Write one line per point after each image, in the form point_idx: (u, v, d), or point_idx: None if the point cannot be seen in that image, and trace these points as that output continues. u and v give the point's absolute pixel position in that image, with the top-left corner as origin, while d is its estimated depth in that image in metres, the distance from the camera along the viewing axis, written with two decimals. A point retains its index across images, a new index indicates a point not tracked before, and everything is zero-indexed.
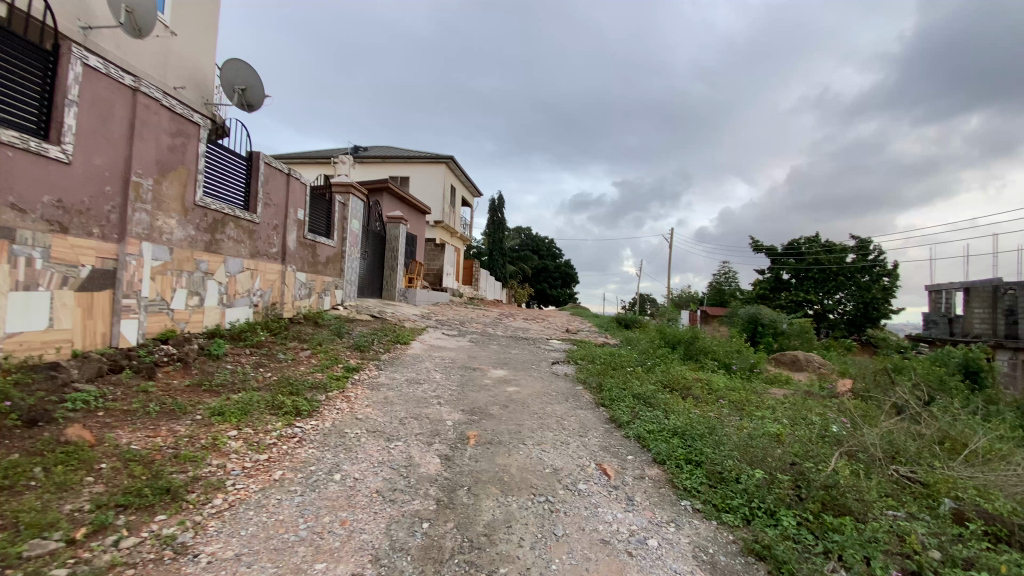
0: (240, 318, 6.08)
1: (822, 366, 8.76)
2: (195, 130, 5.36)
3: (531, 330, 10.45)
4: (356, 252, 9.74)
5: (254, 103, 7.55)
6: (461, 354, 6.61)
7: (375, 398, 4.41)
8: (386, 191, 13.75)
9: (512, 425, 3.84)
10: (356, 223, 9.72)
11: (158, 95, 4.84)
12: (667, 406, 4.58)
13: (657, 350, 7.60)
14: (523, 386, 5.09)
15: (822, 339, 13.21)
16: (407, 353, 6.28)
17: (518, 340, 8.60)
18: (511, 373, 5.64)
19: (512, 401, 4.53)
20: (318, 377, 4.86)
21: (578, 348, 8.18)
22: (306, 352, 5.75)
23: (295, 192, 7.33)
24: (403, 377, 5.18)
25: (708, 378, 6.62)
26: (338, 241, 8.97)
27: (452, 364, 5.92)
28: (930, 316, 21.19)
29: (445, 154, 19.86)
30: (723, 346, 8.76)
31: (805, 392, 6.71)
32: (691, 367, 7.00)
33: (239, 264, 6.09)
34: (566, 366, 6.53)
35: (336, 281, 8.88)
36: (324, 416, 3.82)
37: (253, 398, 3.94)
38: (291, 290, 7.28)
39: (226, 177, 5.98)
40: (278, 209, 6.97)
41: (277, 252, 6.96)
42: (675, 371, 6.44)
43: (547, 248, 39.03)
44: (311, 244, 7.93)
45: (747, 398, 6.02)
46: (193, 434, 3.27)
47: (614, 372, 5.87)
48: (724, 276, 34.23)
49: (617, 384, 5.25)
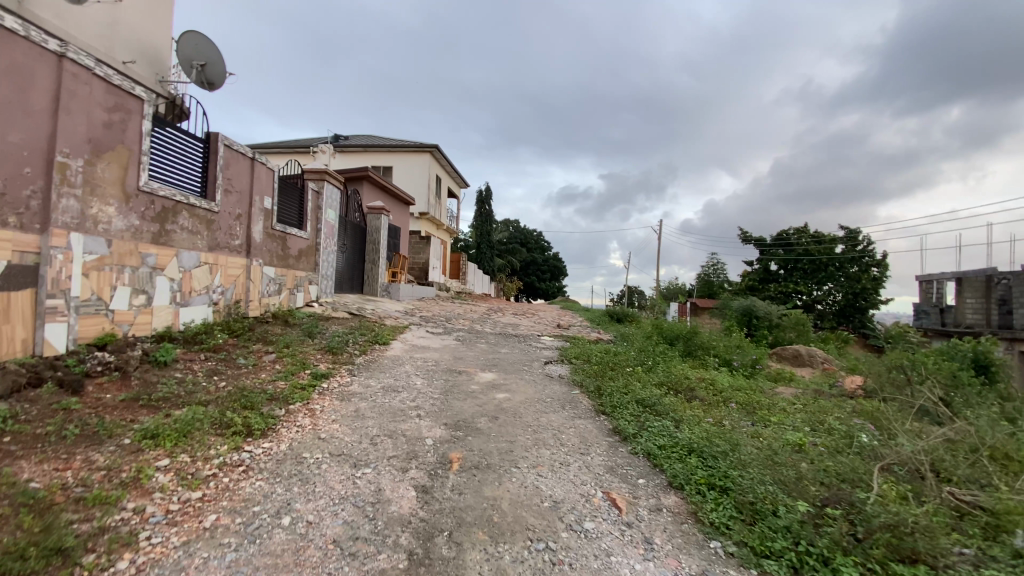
0: (197, 318, 5.44)
1: (826, 362, 8.35)
2: (138, 105, 4.68)
3: (521, 326, 9.91)
4: (332, 245, 9.13)
5: (215, 81, 6.86)
6: (445, 356, 6.04)
7: (344, 411, 3.84)
8: (366, 180, 13.06)
9: (503, 442, 3.30)
10: (332, 213, 9.08)
11: (90, 63, 4.15)
12: (676, 414, 4.07)
13: (656, 347, 7.10)
14: (513, 392, 4.56)
15: (819, 332, 12.85)
16: (385, 355, 5.71)
17: (507, 338, 8.05)
18: (500, 376, 5.09)
19: (501, 410, 3.99)
20: (280, 386, 4.27)
21: (571, 346, 7.65)
22: (270, 356, 5.16)
23: (260, 178, 6.67)
24: (379, 384, 4.60)
25: (713, 378, 6.13)
26: (311, 233, 8.33)
27: (435, 367, 5.38)
28: (920, 307, 21.09)
29: (430, 144, 19.15)
30: (723, 341, 8.30)
31: (815, 392, 6.27)
32: (694, 366, 6.51)
33: (194, 258, 5.44)
34: (560, 367, 6.01)
35: (310, 276, 8.24)
36: (280, 437, 3.24)
37: (196, 416, 3.35)
38: (257, 286, 6.64)
39: (178, 159, 5.32)
40: (242, 197, 6.33)
41: (241, 244, 6.32)
42: (678, 371, 5.94)
43: (536, 240, 38.47)
44: (280, 236, 7.30)
45: (756, 399, 5.55)
46: (113, 465, 2.68)
47: (612, 374, 5.35)
48: (712, 268, 34.00)
49: (618, 388, 4.72)
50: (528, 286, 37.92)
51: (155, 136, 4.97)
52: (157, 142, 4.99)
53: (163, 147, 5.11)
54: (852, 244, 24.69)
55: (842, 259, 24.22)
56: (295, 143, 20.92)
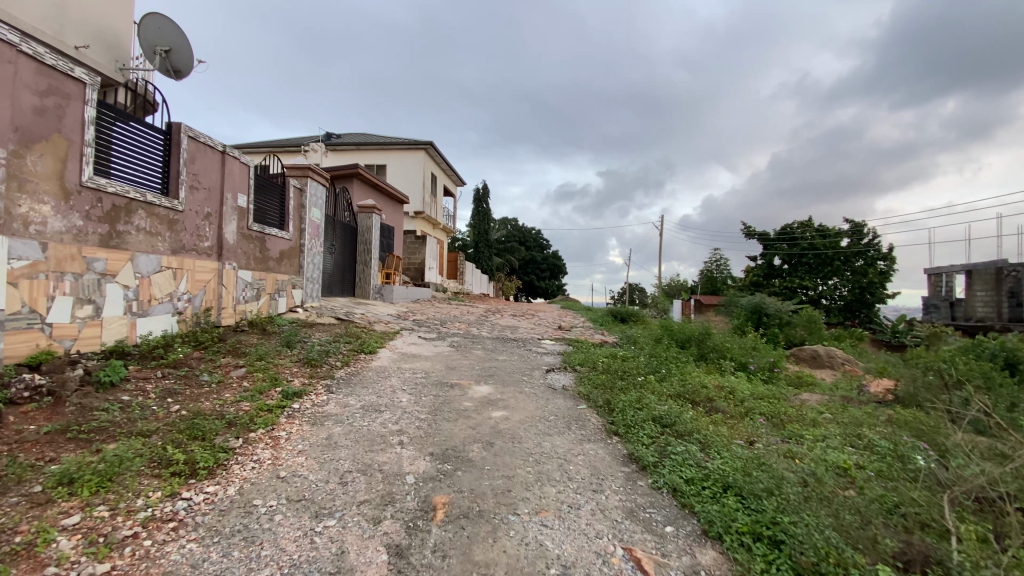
0: (158, 329, 4.89)
1: (848, 363, 7.81)
2: (77, 89, 4.12)
3: (521, 328, 9.35)
4: (319, 246, 8.56)
5: (182, 69, 6.32)
6: (437, 365, 5.49)
7: (314, 439, 3.29)
8: (357, 178, 12.48)
9: (499, 479, 2.75)
10: (318, 212, 8.52)
11: (15, 39, 3.59)
12: (701, 434, 3.52)
13: (667, 351, 6.55)
14: (512, 409, 4.01)
15: (832, 329, 12.23)
16: (370, 367, 5.16)
17: (505, 343, 7.50)
18: (498, 390, 4.54)
19: (499, 434, 3.43)
20: (244, 408, 3.72)
21: (575, 351, 7.10)
22: (238, 371, 4.61)
23: (232, 173, 6.11)
24: (360, 402, 4.05)
25: (732, 386, 5.58)
26: (295, 233, 7.77)
27: (425, 378, 4.84)
28: (929, 301, 20.55)
29: (424, 141, 18.58)
30: (736, 343, 7.75)
31: (843, 400, 5.72)
32: (709, 372, 5.96)
33: (154, 262, 4.88)
34: (564, 376, 5.46)
35: (294, 279, 7.69)
36: (229, 477, 2.69)
37: (130, 453, 2.80)
38: (231, 291, 6.08)
39: (132, 151, 4.75)
40: (211, 194, 5.76)
41: (211, 246, 5.76)
42: (694, 379, 5.39)
43: (535, 239, 37.90)
44: (258, 237, 6.73)
45: (782, 410, 5.01)
46: (6, 525, 2.13)
47: (622, 385, 4.81)
48: (715, 264, 33.43)
49: (631, 402, 4.18)
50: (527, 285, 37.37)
51: (105, 123, 4.42)
52: (107, 130, 4.44)
53: (115, 137, 4.57)
54: (857, 238, 24.20)
55: (847, 252, 24.00)
56: (285, 143, 20.33)
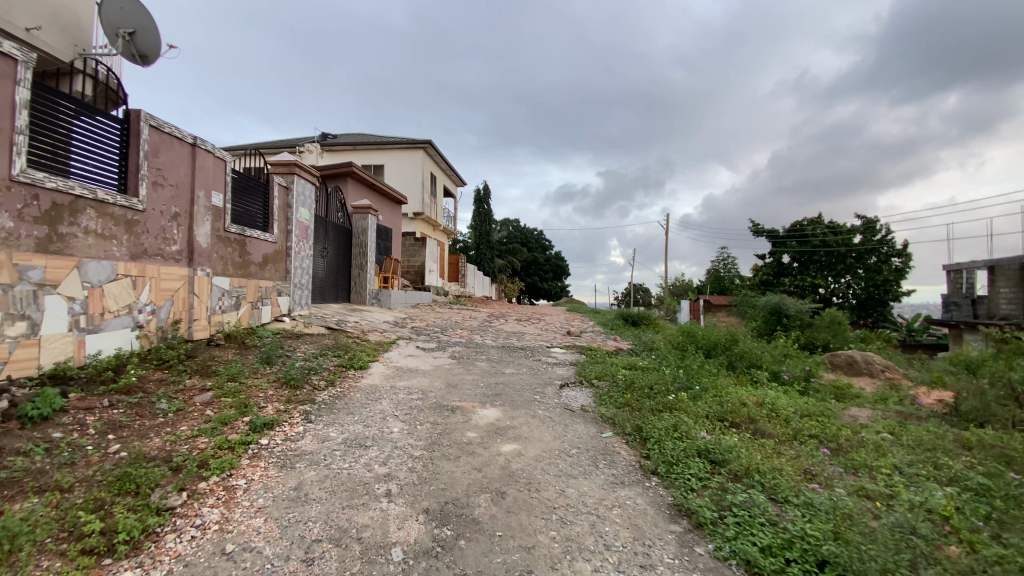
0: (113, 347, 4.24)
1: (887, 370, 7.12)
2: (10, 67, 3.50)
3: (528, 335, 8.68)
4: (309, 249, 7.91)
5: (148, 53, 5.68)
6: (437, 383, 4.82)
7: (281, 490, 2.62)
8: (351, 177, 11.83)
9: (516, 553, 2.08)
10: (307, 213, 7.87)
11: None
12: (761, 476, 2.84)
13: (695, 360, 5.88)
14: (526, 441, 3.33)
15: (857, 330, 11.54)
16: (358, 387, 4.48)
17: (512, 352, 6.83)
18: (507, 414, 3.86)
19: (511, 479, 2.76)
20: (199, 448, 3.06)
21: (588, 361, 6.43)
22: (204, 396, 3.96)
23: (204, 168, 5.46)
24: (343, 434, 3.39)
25: (774, 403, 4.89)
26: (280, 235, 7.12)
27: (422, 400, 4.16)
28: (949, 300, 19.79)
29: (421, 140, 17.90)
30: (766, 350, 7.06)
31: (900, 418, 5.02)
32: (745, 386, 5.29)
33: (108, 269, 4.22)
34: (581, 394, 4.79)
35: (280, 286, 7.03)
36: (157, 559, 2.04)
37: (33, 520, 2.15)
38: (205, 300, 5.41)
39: (88, 146, 4.17)
40: (179, 192, 5.11)
41: (181, 251, 5.11)
42: (730, 396, 4.72)
43: (537, 239, 37.25)
44: (236, 239, 6.07)
45: (836, 431, 4.33)
46: None
47: (651, 406, 4.13)
48: (722, 263, 32.74)
49: (667, 429, 3.50)
50: (531, 286, 36.75)
51: (50, 108, 3.84)
52: (50, 117, 3.85)
53: (63, 124, 3.98)
54: (870, 234, 23.44)
55: (860, 249, 23.23)
56: (280, 144, 19.72)
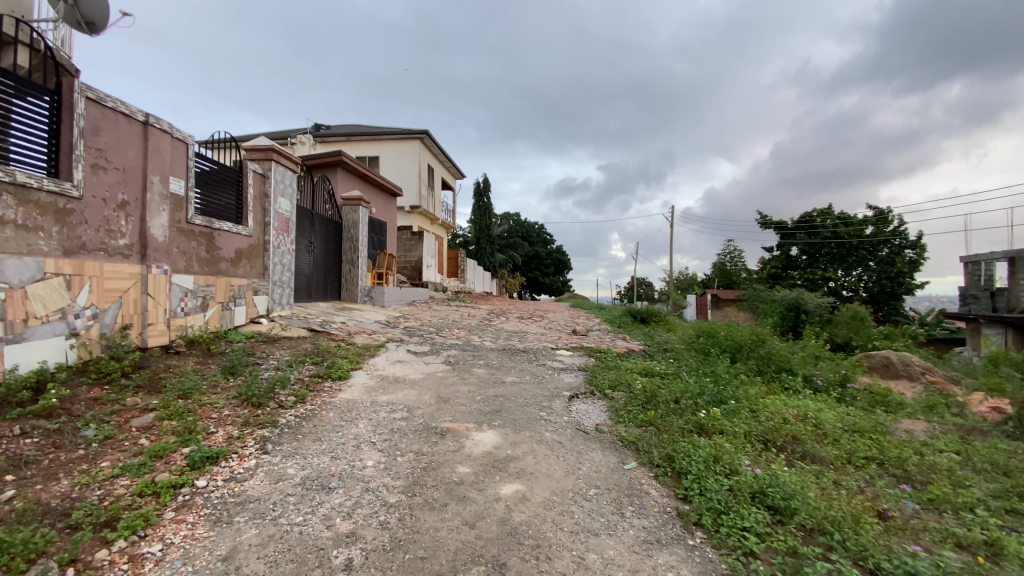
0: (38, 359, 3.57)
1: (928, 373, 6.46)
2: None
3: (531, 335, 8.01)
4: (290, 243, 7.22)
5: (95, 20, 5.00)
6: (427, 396, 4.14)
7: (205, 562, 1.96)
8: (341, 167, 11.10)
9: None
10: (288, 203, 7.18)
11: None
12: (841, 534, 2.17)
13: (720, 365, 5.20)
14: (532, 479, 2.66)
15: (881, 326, 10.85)
16: (334, 404, 3.81)
17: (514, 356, 6.15)
18: (509, 439, 3.18)
19: (514, 542, 2.09)
20: (115, 496, 2.40)
21: (599, 366, 5.76)
22: (143, 420, 3.29)
23: (160, 150, 4.78)
24: (303, 471, 2.72)
25: (817, 417, 4.22)
26: (256, 228, 6.43)
27: (407, 421, 3.49)
28: (966, 292, 18.89)
29: (419, 129, 17.15)
30: (794, 352, 6.38)
31: (962, 433, 4.33)
32: (781, 398, 4.62)
33: (32, 268, 3.57)
34: (594, 409, 4.11)
35: (256, 284, 6.36)
36: None
37: None
38: (163, 302, 4.75)
39: (20, 124, 3.60)
40: (128, 177, 4.44)
41: (130, 245, 4.44)
42: (768, 411, 4.05)
43: (538, 233, 36.49)
44: (201, 232, 5.38)
45: (897, 453, 3.66)
46: None
47: (680, 428, 3.46)
48: (728, 256, 32.02)
49: (707, 462, 2.83)
50: (532, 280, 36.03)
51: None
52: None
53: None
54: (882, 225, 22.69)
55: (873, 240, 22.50)
56: (270, 136, 18.94)
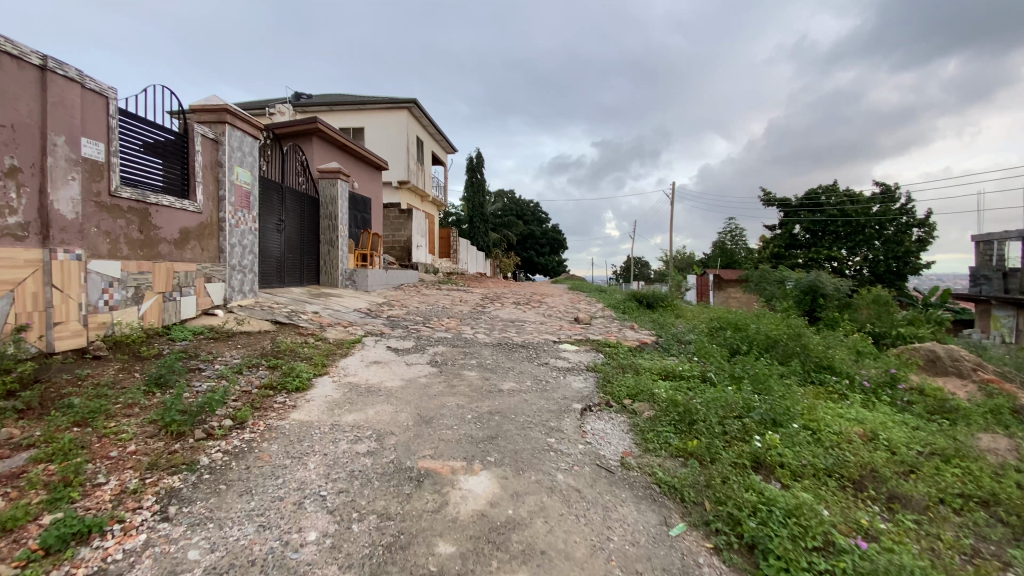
0: None
1: (980, 370, 5.70)
2: None
3: (530, 325, 7.14)
4: (252, 220, 6.24)
5: None
6: (403, 414, 3.26)
7: None
8: (318, 136, 10.02)
9: None
10: (249, 174, 6.17)
11: None
12: None
13: (758, 367, 4.36)
14: (545, 566, 1.83)
15: (905, 311, 10.10)
16: (282, 431, 2.93)
17: (512, 353, 5.28)
18: (509, 488, 2.33)
19: None
20: None
21: (612, 365, 4.91)
22: (11, 462, 2.41)
23: (67, 104, 3.81)
24: (210, 556, 1.86)
25: (889, 438, 3.41)
26: (206, 202, 5.45)
27: (373, 458, 2.62)
28: (977, 271, 18.08)
29: (406, 99, 15.94)
30: (833, 348, 5.55)
31: None
32: (838, 411, 3.80)
33: None
34: (615, 431, 3.26)
35: (208, 269, 5.42)
36: None
37: None
38: (76, 295, 3.84)
39: None
40: (19, 136, 3.47)
41: (25, 223, 3.50)
42: (833, 434, 3.23)
43: (533, 211, 35.36)
44: (131, 208, 4.43)
45: (1004, 491, 2.87)
46: None
47: (734, 467, 2.64)
48: (729, 234, 31.18)
49: (792, 532, 2.00)
50: (527, 260, 35.16)
51: None
52: None
53: None
54: (890, 203, 21.90)
55: (880, 218, 21.69)
56: (247, 106, 17.66)
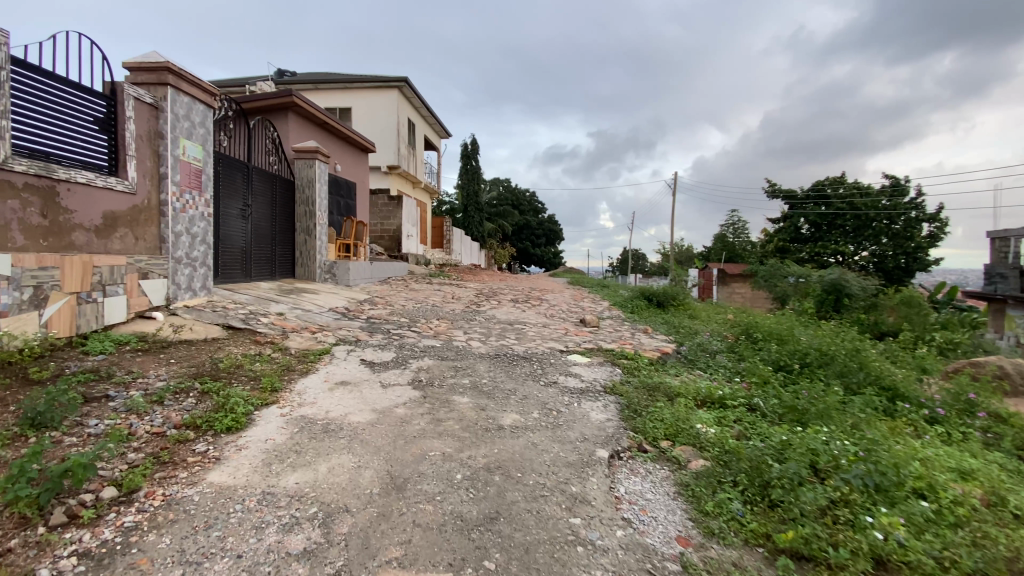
0: None
1: None
2: None
3: (532, 329, 6.23)
4: (204, 204, 5.25)
5: None
6: (366, 474, 2.35)
7: None
8: (293, 112, 8.98)
9: None
10: (200, 150, 5.17)
11: None
12: None
13: (822, 396, 3.48)
14: None
15: (937, 313, 9.30)
16: (185, 509, 2.01)
17: (513, 368, 4.38)
18: None
19: None
20: None
21: (636, 386, 4.01)
22: None
23: None
24: None
25: (1019, 505, 2.56)
26: (143, 183, 4.46)
27: (309, 566, 1.72)
28: (992, 268, 17.33)
29: (397, 77, 14.83)
30: (892, 364, 4.70)
31: None
32: (936, 463, 2.95)
33: None
34: (660, 498, 2.38)
35: (144, 263, 4.45)
36: None
37: None
38: None
39: None
40: None
41: None
42: (956, 507, 2.37)
43: (530, 201, 34.37)
44: (28, 185, 3.46)
45: None
46: None
47: None
48: (731, 227, 30.41)
49: None
50: (522, 252, 34.27)
51: None
52: None
53: None
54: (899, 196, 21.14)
55: (889, 212, 20.95)
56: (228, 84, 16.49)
